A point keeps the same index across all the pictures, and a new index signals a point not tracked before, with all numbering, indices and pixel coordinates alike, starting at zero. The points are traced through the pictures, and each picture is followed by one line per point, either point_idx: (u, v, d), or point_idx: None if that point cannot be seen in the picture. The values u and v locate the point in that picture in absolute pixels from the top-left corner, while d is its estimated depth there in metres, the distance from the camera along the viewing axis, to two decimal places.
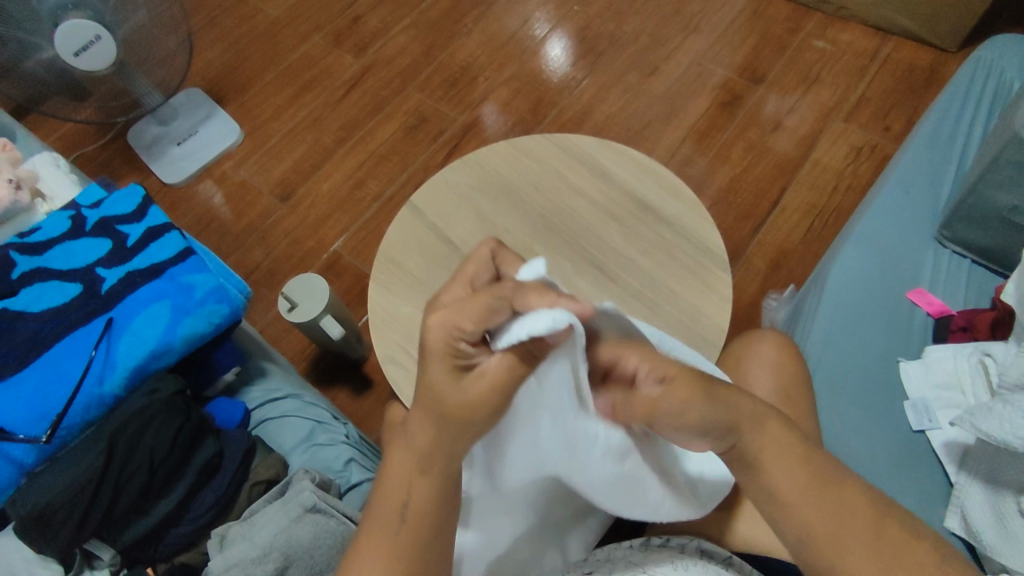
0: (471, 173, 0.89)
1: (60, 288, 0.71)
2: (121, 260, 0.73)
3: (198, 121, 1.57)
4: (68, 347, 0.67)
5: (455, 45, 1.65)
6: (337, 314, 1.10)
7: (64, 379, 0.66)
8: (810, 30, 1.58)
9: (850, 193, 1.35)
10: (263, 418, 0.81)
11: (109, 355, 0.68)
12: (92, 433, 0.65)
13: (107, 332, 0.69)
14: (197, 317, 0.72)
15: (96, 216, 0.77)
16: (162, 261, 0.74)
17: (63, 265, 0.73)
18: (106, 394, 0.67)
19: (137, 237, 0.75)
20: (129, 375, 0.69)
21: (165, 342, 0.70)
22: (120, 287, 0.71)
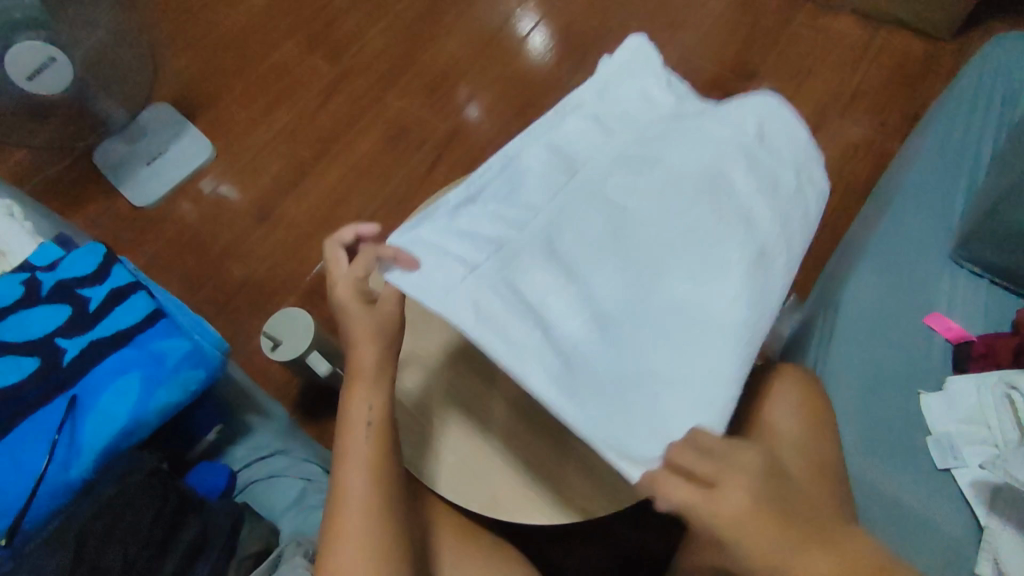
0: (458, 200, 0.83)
1: (13, 364, 0.58)
2: (83, 328, 0.61)
3: (168, 139, 1.49)
4: (23, 433, 0.56)
5: (434, 48, 1.58)
6: (324, 347, 1.04)
7: (25, 468, 0.55)
8: (800, 21, 1.53)
9: (848, 194, 1.31)
10: (250, 480, 0.72)
11: (75, 436, 0.57)
12: (59, 527, 0.54)
13: (72, 410, 0.57)
14: (172, 386, 0.60)
15: (52, 279, 0.63)
16: (130, 326, 0.61)
17: (16, 338, 0.59)
18: (75, 480, 0.57)
19: (99, 300, 0.62)
20: (99, 457, 0.58)
21: (137, 415, 0.59)
22: (85, 359, 0.59)
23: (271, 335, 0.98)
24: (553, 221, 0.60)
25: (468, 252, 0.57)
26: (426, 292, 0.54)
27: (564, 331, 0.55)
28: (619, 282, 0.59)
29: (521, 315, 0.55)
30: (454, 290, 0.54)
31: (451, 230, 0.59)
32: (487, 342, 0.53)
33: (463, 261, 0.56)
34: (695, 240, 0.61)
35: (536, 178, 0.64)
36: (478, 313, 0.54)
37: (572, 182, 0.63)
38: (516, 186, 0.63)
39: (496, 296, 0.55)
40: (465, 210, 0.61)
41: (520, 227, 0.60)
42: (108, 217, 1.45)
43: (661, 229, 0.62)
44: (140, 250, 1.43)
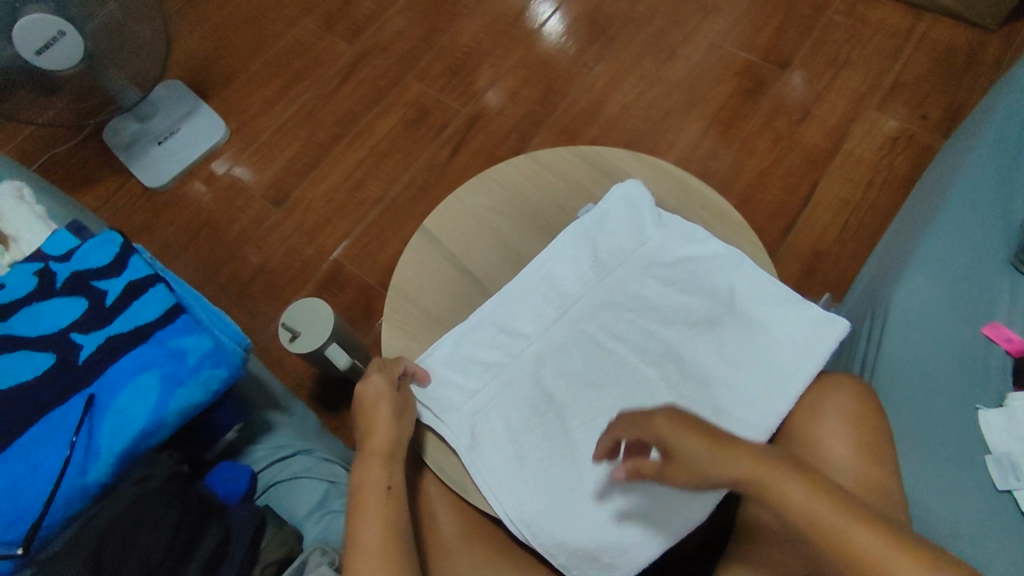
0: (490, 192, 0.79)
1: (28, 360, 0.55)
2: (99, 322, 0.57)
3: (180, 118, 1.44)
4: (39, 435, 0.53)
5: (456, 28, 1.53)
6: (344, 340, 1.00)
7: (42, 472, 0.52)
8: (838, 7, 1.47)
9: (886, 190, 1.26)
10: (269, 482, 0.70)
11: (91, 439, 0.54)
12: (76, 534, 0.52)
13: (88, 412, 0.54)
14: (192, 387, 0.57)
15: (67, 270, 0.60)
16: (148, 322, 0.58)
17: (30, 331, 0.56)
18: (91, 484, 0.53)
19: (116, 294, 0.59)
20: (117, 461, 0.54)
21: (156, 418, 0.56)
22: (102, 356, 0.56)
23: (289, 327, 0.94)
24: (542, 372, 0.67)
25: (473, 404, 0.66)
26: (439, 414, 0.66)
27: (544, 425, 0.65)
28: (605, 406, 0.65)
29: (518, 461, 0.63)
30: (460, 421, 0.65)
31: (458, 383, 0.67)
32: (485, 466, 0.63)
33: (458, 423, 0.65)
34: (675, 359, 0.65)
35: (531, 314, 0.70)
36: (481, 451, 0.64)
37: (568, 325, 0.69)
38: (512, 316, 0.70)
39: (496, 420, 0.65)
40: (471, 339, 0.69)
41: (513, 365, 0.68)
42: (120, 199, 1.42)
43: (646, 365, 0.66)
44: (153, 233, 1.39)
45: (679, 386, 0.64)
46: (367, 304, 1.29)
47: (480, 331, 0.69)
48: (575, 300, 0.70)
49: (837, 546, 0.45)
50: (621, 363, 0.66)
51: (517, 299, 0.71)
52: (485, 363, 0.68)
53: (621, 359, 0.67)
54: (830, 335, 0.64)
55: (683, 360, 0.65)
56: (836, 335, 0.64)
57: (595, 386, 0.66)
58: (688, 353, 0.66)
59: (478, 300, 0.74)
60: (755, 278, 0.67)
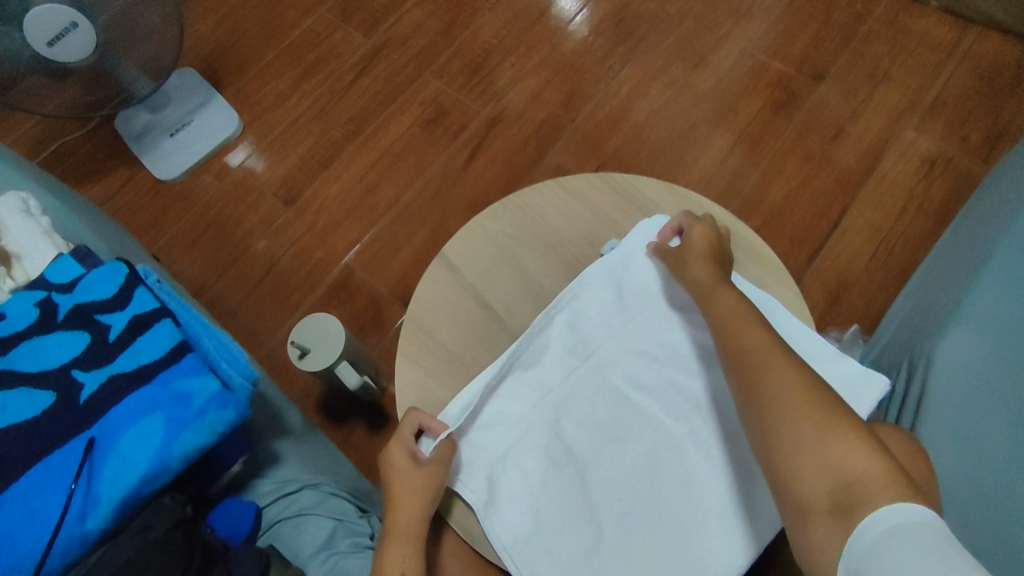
0: (513, 220, 0.76)
1: (28, 397, 0.53)
2: (103, 359, 0.55)
3: (192, 110, 1.41)
4: (37, 480, 0.50)
5: (476, 25, 1.47)
6: (354, 357, 0.98)
7: (38, 519, 0.49)
8: (878, 16, 1.40)
9: (919, 217, 1.21)
10: (275, 518, 0.67)
11: (91, 485, 0.51)
12: None
13: (89, 457, 0.52)
14: (197, 429, 0.54)
15: (70, 302, 0.57)
16: (154, 361, 0.55)
17: (30, 368, 0.54)
18: (91, 531, 0.51)
19: (121, 329, 0.56)
20: (119, 508, 0.52)
21: (160, 462, 0.53)
22: (105, 397, 0.53)
23: (297, 344, 0.92)
24: (561, 427, 0.64)
25: (488, 460, 0.63)
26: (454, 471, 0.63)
27: (562, 481, 0.62)
28: (628, 464, 0.61)
29: (535, 525, 0.60)
30: (475, 478, 0.62)
31: (472, 437, 0.64)
32: (501, 529, 0.60)
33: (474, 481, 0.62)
34: (702, 418, 0.62)
35: (551, 362, 0.66)
36: (496, 510, 0.61)
37: (591, 373, 0.65)
38: (529, 363, 0.66)
39: (512, 477, 0.62)
40: (487, 388, 0.66)
41: (531, 418, 0.64)
42: (129, 191, 1.39)
43: (672, 421, 0.62)
44: (161, 228, 1.36)
45: (705, 449, 0.61)
46: (378, 312, 1.26)
47: (498, 381, 0.66)
48: (600, 347, 0.66)
49: (809, 459, 0.49)
50: (644, 417, 0.63)
51: (535, 347, 0.67)
52: (502, 414, 0.65)
53: (644, 413, 0.63)
54: (869, 393, 0.61)
55: (711, 417, 0.62)
56: (876, 395, 0.61)
57: (618, 442, 0.62)
58: (717, 409, 0.62)
59: (497, 335, 0.71)
60: (790, 330, 0.65)
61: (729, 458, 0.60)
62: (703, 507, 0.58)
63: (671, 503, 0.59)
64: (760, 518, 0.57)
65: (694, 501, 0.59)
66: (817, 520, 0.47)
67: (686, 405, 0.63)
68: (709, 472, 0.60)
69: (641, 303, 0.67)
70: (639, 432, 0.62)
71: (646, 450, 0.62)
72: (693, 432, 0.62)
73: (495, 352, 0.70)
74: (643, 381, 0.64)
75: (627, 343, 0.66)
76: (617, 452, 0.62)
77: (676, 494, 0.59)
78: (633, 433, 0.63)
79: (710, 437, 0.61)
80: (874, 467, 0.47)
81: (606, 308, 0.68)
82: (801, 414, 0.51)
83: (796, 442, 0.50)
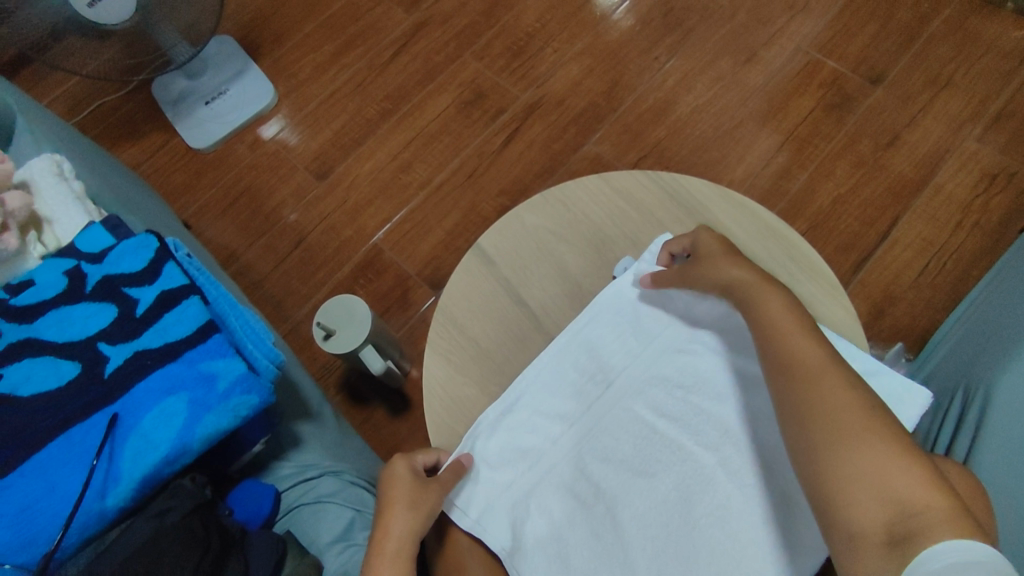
0: (554, 215, 0.73)
1: (54, 367, 0.52)
2: (129, 334, 0.53)
3: (230, 78, 1.39)
4: (60, 452, 0.49)
5: (520, 7, 1.43)
6: (378, 340, 0.96)
7: (59, 494, 0.48)
8: (945, 18, 1.32)
9: (974, 233, 1.15)
10: (293, 503, 0.66)
11: (112, 462, 0.50)
12: (89, 563, 0.48)
13: (110, 433, 0.51)
14: (220, 412, 0.53)
15: (99, 271, 0.55)
16: (180, 338, 0.53)
17: (57, 337, 0.53)
18: (109, 509, 0.50)
19: (148, 303, 0.54)
20: (139, 486, 0.51)
21: (181, 444, 0.51)
22: (130, 371, 0.52)
23: (323, 325, 0.90)
24: (583, 460, 0.62)
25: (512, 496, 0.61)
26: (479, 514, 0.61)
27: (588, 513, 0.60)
28: (657, 497, 0.59)
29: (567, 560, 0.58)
30: (499, 519, 0.61)
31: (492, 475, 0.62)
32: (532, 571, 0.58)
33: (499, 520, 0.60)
34: (733, 443, 0.59)
35: (568, 393, 0.65)
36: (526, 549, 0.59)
37: (608, 398, 0.64)
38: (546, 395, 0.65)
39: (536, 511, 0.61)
40: (505, 424, 0.64)
41: (552, 453, 0.63)
42: (163, 156, 1.39)
43: (698, 446, 0.60)
44: (192, 195, 1.36)
45: (737, 477, 0.57)
46: (404, 294, 1.24)
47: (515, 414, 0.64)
48: (618, 372, 0.65)
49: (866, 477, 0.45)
50: (670, 447, 0.60)
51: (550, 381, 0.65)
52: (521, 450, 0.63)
53: (670, 441, 0.61)
54: (912, 408, 0.59)
55: (744, 442, 0.58)
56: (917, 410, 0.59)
57: (642, 468, 0.60)
58: (748, 434, 0.59)
59: (531, 336, 0.69)
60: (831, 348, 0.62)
61: (767, 485, 0.56)
62: (742, 537, 0.55)
63: (708, 533, 0.56)
64: (807, 546, 0.53)
65: (731, 528, 0.55)
66: (867, 548, 0.44)
67: (712, 429, 0.60)
68: (745, 500, 0.56)
69: (663, 329, 0.65)
70: (663, 458, 0.60)
71: (673, 479, 0.59)
72: (724, 458, 0.58)
73: (528, 353, 0.68)
74: (666, 408, 0.62)
75: (647, 368, 0.64)
76: (643, 480, 0.60)
77: (710, 522, 0.56)
78: (657, 459, 0.60)
79: (744, 463, 0.58)
80: (936, 504, 0.43)
81: (625, 337, 0.66)
82: (861, 440, 0.47)
83: (853, 461, 0.46)
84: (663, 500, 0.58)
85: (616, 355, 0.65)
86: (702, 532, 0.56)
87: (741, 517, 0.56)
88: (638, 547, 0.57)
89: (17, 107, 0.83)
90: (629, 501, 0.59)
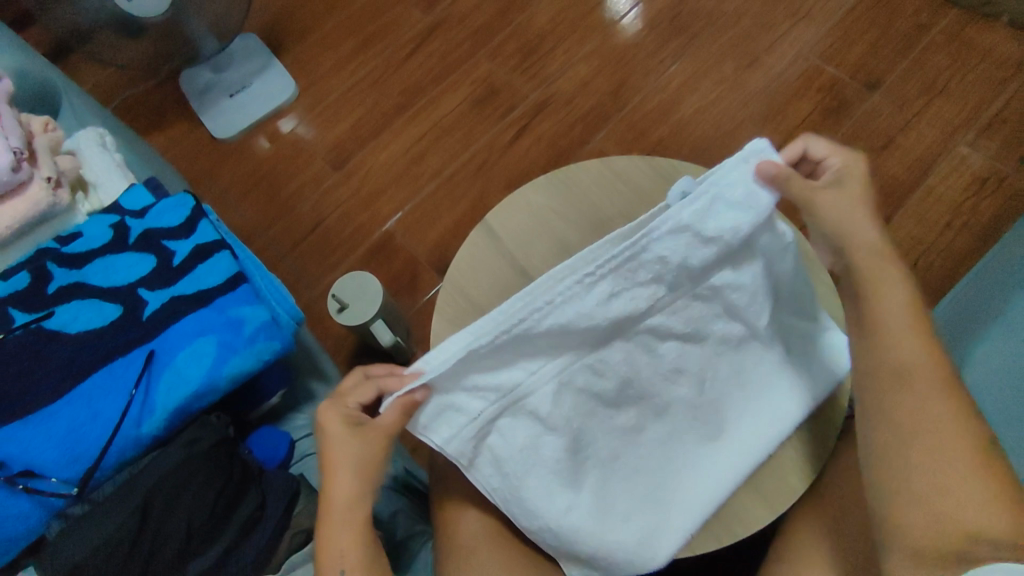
0: (557, 194, 0.78)
1: (98, 308, 0.58)
2: (166, 281, 0.59)
3: (253, 72, 1.46)
4: (103, 382, 0.55)
5: (533, 10, 1.49)
6: (388, 315, 1.01)
7: (101, 420, 0.54)
8: (942, 28, 1.37)
9: (963, 233, 1.20)
10: (305, 452, 0.71)
11: (148, 395, 0.56)
12: (127, 482, 0.55)
13: (147, 369, 0.56)
14: (246, 355, 0.58)
15: (141, 225, 0.61)
16: (211, 287, 0.59)
17: (102, 282, 0.59)
18: (145, 436, 0.56)
19: (184, 256, 0.60)
20: (170, 417, 0.56)
21: (210, 381, 0.57)
22: (165, 314, 0.58)
23: (337, 297, 0.95)
24: (560, 390, 0.63)
25: (490, 414, 0.61)
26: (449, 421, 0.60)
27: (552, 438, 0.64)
28: (614, 429, 0.68)
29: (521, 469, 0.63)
30: (462, 445, 0.61)
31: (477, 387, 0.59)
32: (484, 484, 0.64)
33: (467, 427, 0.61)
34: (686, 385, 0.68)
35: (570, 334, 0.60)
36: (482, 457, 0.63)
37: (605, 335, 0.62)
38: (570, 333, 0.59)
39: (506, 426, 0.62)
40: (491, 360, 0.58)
41: (530, 383, 0.62)
42: (188, 143, 1.46)
43: (660, 386, 0.68)
44: (215, 181, 1.43)
45: (677, 418, 0.69)
46: (414, 278, 1.30)
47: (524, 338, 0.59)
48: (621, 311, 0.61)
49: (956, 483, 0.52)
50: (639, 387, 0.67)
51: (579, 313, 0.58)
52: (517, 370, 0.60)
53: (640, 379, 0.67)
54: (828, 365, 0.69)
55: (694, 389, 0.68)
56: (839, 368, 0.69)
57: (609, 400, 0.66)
58: (698, 378, 0.68)
59: None
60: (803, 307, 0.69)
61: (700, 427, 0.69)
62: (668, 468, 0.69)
63: (647, 463, 0.68)
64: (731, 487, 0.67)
65: (666, 459, 0.69)
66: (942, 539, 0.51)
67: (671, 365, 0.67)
68: (681, 437, 0.69)
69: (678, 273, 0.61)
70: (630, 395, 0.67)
71: (630, 414, 0.68)
72: (672, 397, 0.68)
73: None
74: (642, 343, 0.65)
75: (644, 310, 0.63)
76: (604, 410, 0.67)
77: (646, 453, 0.69)
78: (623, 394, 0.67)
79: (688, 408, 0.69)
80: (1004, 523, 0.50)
81: (651, 277, 0.60)
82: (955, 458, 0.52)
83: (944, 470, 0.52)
84: (618, 434, 0.68)
85: (627, 298, 0.61)
86: (638, 460, 0.69)
87: (674, 451, 0.69)
88: (588, 472, 0.67)
89: (61, 88, 0.88)
90: (592, 430, 0.67)
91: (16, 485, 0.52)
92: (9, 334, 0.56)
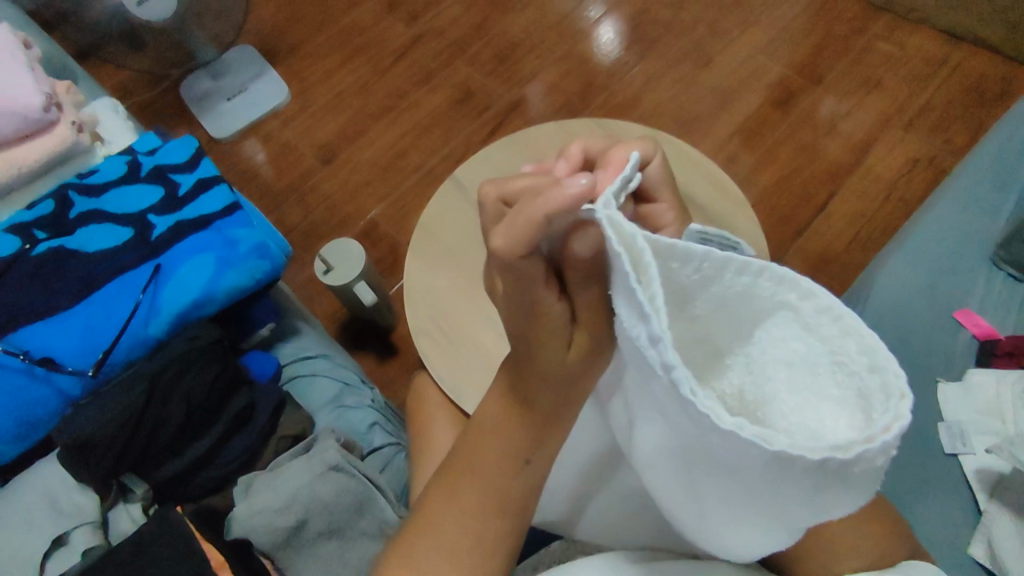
0: (516, 151, 0.89)
1: (113, 231, 0.73)
2: (171, 209, 0.75)
3: (249, 79, 1.58)
4: (116, 289, 0.69)
5: (507, 21, 1.63)
6: (372, 281, 1.10)
7: (113, 319, 0.68)
8: (876, 31, 1.51)
9: (900, 206, 1.32)
10: (294, 374, 0.85)
11: (155, 300, 0.70)
12: (134, 372, 0.68)
13: (155, 278, 0.70)
14: (240, 270, 0.73)
15: (152, 163, 0.79)
16: (210, 213, 0.74)
17: (117, 209, 0.74)
18: (150, 336, 0.70)
19: (188, 188, 0.76)
20: (173, 320, 0.70)
21: (208, 292, 0.71)
22: (169, 235, 0.73)
23: (325, 260, 1.05)
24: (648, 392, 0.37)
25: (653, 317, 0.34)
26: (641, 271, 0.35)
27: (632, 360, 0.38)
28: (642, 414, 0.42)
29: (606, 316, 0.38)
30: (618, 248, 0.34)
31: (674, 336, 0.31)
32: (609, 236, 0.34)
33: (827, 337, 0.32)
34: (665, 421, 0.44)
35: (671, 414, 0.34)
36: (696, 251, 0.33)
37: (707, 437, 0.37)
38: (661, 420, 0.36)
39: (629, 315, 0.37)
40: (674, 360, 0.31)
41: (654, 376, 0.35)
42: None
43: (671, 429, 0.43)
44: None
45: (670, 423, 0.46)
46: (397, 260, 1.40)
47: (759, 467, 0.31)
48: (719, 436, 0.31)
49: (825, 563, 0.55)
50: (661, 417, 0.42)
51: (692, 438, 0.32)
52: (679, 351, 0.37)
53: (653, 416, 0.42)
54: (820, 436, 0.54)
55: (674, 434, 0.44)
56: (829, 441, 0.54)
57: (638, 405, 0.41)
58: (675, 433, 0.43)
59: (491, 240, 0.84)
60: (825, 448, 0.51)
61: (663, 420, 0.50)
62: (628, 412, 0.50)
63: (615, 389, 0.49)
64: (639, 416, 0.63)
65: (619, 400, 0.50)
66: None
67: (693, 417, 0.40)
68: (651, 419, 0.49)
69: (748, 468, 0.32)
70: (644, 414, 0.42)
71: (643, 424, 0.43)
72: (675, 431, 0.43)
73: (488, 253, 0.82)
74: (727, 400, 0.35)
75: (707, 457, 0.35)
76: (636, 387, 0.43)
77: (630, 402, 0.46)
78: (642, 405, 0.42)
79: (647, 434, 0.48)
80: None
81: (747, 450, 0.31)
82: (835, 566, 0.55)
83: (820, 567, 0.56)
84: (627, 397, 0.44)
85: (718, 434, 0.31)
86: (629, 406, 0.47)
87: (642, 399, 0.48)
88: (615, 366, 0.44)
89: (78, 72, 0.98)
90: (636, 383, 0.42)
91: (38, 370, 0.66)
92: (34, 247, 0.71)
